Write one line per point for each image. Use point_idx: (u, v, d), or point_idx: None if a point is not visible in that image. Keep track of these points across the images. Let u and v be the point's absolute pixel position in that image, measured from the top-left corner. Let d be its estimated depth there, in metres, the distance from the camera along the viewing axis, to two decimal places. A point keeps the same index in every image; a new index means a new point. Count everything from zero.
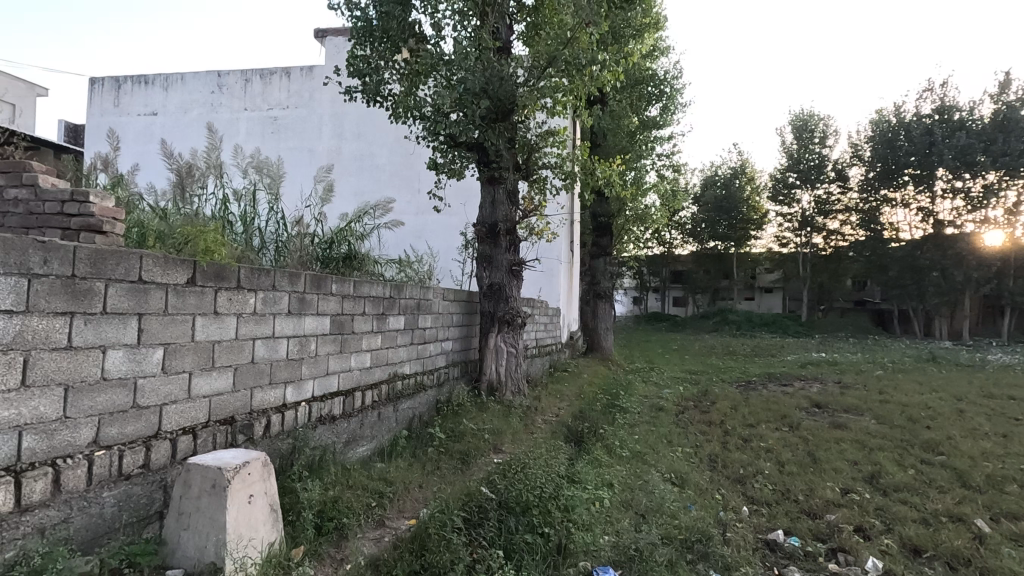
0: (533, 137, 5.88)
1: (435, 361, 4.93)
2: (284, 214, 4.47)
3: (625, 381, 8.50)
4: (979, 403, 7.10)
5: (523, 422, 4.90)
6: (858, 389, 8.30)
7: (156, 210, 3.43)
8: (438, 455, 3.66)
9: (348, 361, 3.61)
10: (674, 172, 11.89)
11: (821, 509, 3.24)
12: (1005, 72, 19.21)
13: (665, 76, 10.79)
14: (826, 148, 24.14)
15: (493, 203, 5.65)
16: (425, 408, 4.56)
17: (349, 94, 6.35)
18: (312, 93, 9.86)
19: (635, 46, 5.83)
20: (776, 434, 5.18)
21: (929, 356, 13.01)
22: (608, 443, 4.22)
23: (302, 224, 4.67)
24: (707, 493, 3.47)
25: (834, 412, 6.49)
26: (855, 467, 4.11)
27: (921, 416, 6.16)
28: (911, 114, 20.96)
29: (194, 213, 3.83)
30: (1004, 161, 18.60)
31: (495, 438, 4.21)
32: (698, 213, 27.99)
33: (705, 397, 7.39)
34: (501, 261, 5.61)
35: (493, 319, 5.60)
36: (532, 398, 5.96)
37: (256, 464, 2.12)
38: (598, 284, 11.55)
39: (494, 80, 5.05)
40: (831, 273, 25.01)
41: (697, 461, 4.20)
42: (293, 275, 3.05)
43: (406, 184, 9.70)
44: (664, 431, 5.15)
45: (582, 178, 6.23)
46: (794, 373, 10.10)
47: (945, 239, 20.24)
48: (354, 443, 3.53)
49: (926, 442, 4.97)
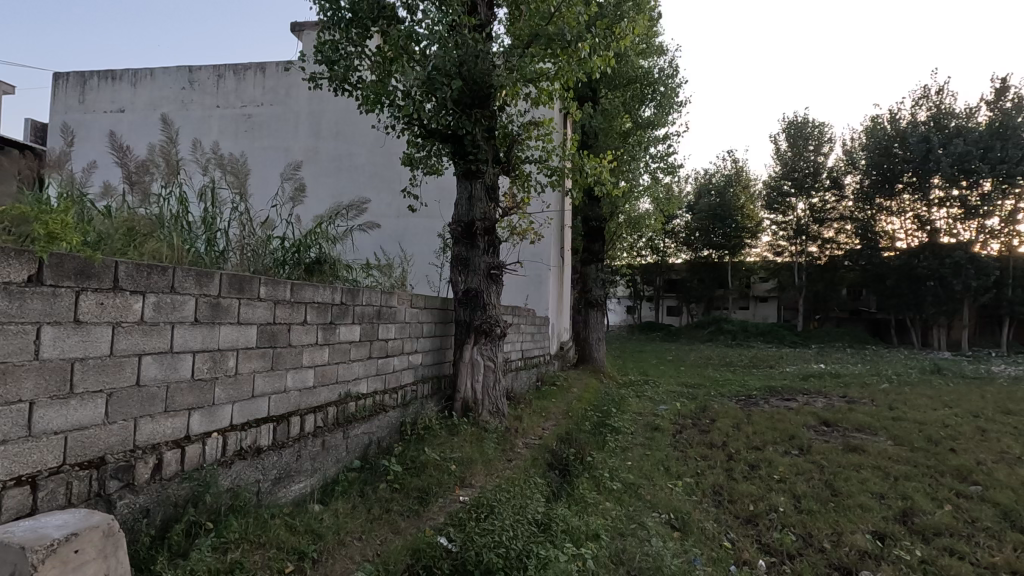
0: (515, 129, 5.43)
1: (401, 377, 4.32)
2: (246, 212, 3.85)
3: (618, 396, 7.85)
4: (998, 421, 6.58)
5: (498, 448, 4.31)
6: (868, 404, 7.71)
7: (84, 201, 2.84)
8: (390, 495, 3.06)
9: (282, 381, 3.00)
10: (669, 174, 11.39)
11: (856, 564, 2.71)
12: (1001, 78, 19.03)
13: (661, 74, 10.25)
14: (820, 156, 23.78)
15: (470, 199, 5.04)
16: (386, 432, 3.96)
17: (313, 80, 5.70)
18: (289, 89, 9.26)
19: (627, 28, 5.27)
20: (785, 458, 4.63)
21: (933, 367, 12.52)
22: (597, 474, 3.65)
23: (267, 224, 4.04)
24: (714, 540, 2.91)
25: (845, 431, 5.92)
26: (883, 503, 3.55)
27: (941, 436, 5.62)
28: (907, 121, 20.66)
29: (123, 208, 3.16)
30: (1003, 168, 18.29)
31: (463, 469, 3.62)
32: (692, 221, 27.58)
33: (703, 414, 6.83)
34: (478, 264, 5.02)
35: (469, 329, 4.97)
36: (513, 418, 5.36)
37: (92, 536, 1.50)
38: (590, 292, 10.92)
39: (470, 59, 4.49)
40: (828, 282, 24.52)
41: (700, 497, 3.58)
42: (201, 275, 2.44)
43: (385, 183, 9.15)
44: (660, 456, 4.55)
45: (570, 175, 5.70)
46: (795, 386, 9.54)
47: (943, 248, 19.87)
48: (287, 480, 2.93)
49: (955, 468, 4.42)
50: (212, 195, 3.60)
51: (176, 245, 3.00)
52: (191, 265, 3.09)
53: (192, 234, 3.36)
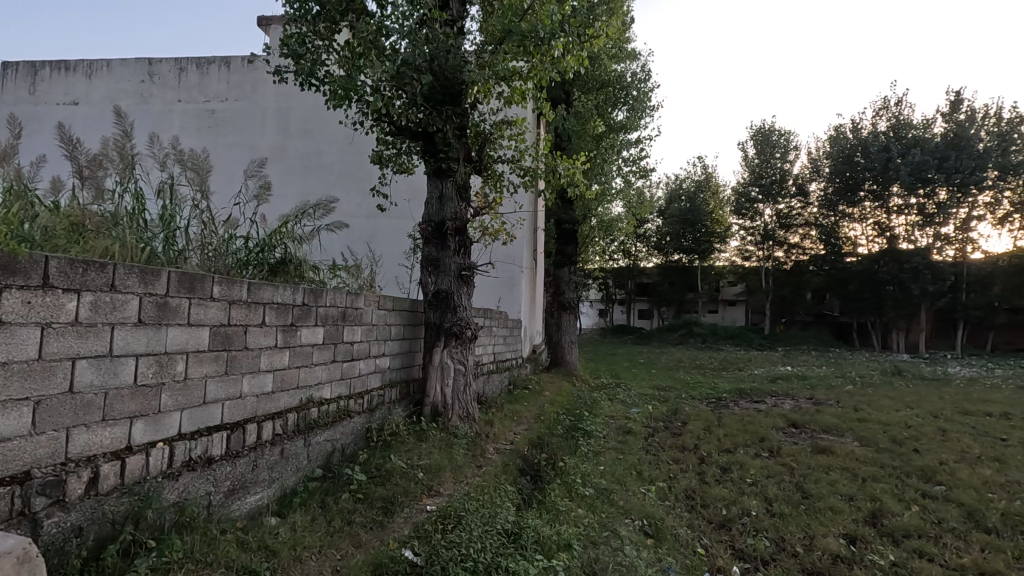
0: (487, 128, 5.36)
1: (367, 382, 4.16)
2: (207, 210, 3.60)
3: (591, 399, 7.80)
4: (957, 421, 6.76)
5: (468, 454, 4.20)
6: (833, 406, 7.85)
7: (27, 195, 2.61)
8: (353, 506, 2.92)
9: (237, 387, 2.82)
10: (641, 178, 11.46)
11: (828, 568, 2.70)
12: (956, 91, 19.80)
13: (633, 78, 10.31)
14: (786, 163, 24.35)
15: (440, 199, 4.91)
16: (350, 439, 3.80)
17: (278, 73, 5.46)
18: (255, 85, 8.97)
19: (600, 28, 5.24)
20: (756, 461, 4.62)
21: (894, 369, 12.89)
22: (570, 479, 3.57)
23: (231, 223, 3.83)
24: (688, 547, 2.86)
25: (813, 433, 5.98)
26: (852, 505, 3.56)
27: (905, 437, 5.72)
28: (868, 130, 21.33)
29: (71, 202, 2.93)
30: (957, 178, 19.00)
31: (431, 477, 3.50)
32: (663, 225, 27.93)
33: (674, 417, 6.83)
34: (449, 265, 4.89)
35: (438, 332, 4.83)
36: (484, 423, 5.24)
37: (5, 562, 1.34)
38: (563, 295, 10.87)
39: (441, 54, 4.37)
40: (794, 286, 25.10)
41: (672, 502, 3.54)
42: (146, 273, 2.25)
43: (355, 182, 8.94)
44: (633, 460, 4.50)
45: (542, 176, 5.62)
46: (764, 388, 9.67)
47: (902, 254, 20.56)
48: (242, 492, 2.76)
49: (919, 468, 4.49)
50: (172, 191, 3.39)
51: (132, 243, 2.79)
52: (148, 265, 2.88)
53: (148, 232, 3.10)
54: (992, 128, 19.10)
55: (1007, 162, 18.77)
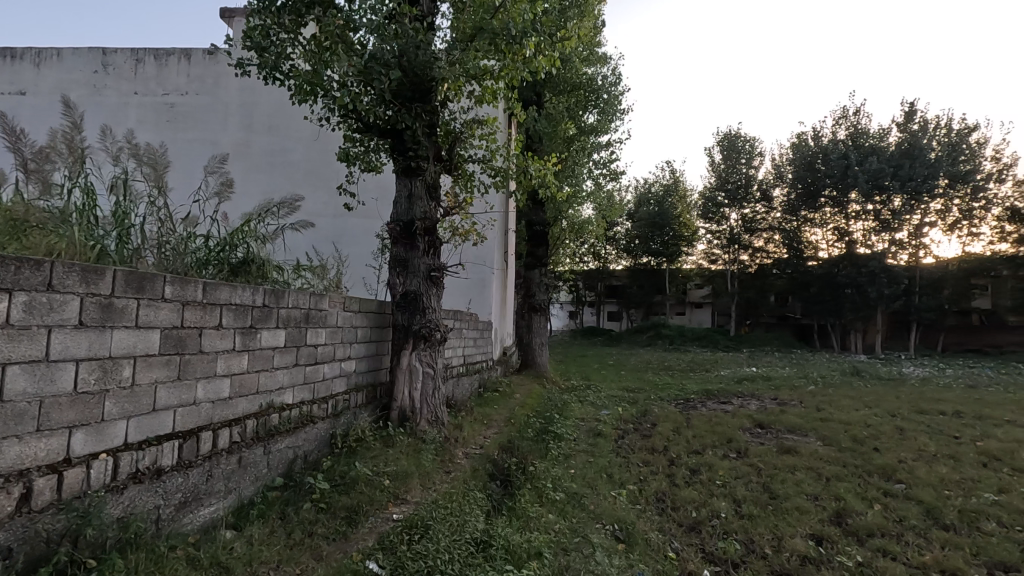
0: (458, 127, 5.30)
1: (332, 386, 4.02)
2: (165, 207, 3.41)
3: (561, 401, 7.78)
4: (913, 420, 6.98)
5: (436, 459, 4.10)
6: (797, 406, 8.01)
7: None
8: (314, 516, 2.80)
9: (191, 393, 2.66)
10: (612, 180, 11.54)
11: (796, 569, 2.71)
12: (910, 102, 20.61)
13: (604, 81, 10.38)
14: (751, 169, 24.92)
15: (410, 198, 4.80)
16: (313, 446, 3.66)
17: (241, 66, 5.24)
18: (217, 79, 8.67)
19: (572, 29, 5.24)
20: (724, 462, 4.66)
21: (853, 369, 13.32)
22: (540, 484, 3.51)
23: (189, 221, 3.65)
24: (659, 551, 2.83)
25: (778, 433, 6.09)
26: (818, 505, 3.60)
27: (865, 436, 5.87)
28: (828, 138, 22.00)
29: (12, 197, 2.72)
30: (911, 185, 19.76)
31: (397, 484, 3.40)
32: (632, 228, 28.25)
33: (644, 418, 6.86)
34: (418, 266, 4.78)
35: (407, 334, 4.72)
36: (453, 427, 5.15)
37: None
38: (533, 297, 10.83)
39: (410, 50, 4.26)
40: (758, 289, 25.71)
41: (643, 505, 3.52)
42: (88, 271, 2.09)
43: (321, 181, 8.72)
44: (603, 463, 4.47)
45: (513, 177, 5.57)
46: (730, 389, 9.82)
47: (860, 258, 21.28)
48: (195, 504, 2.60)
49: (880, 467, 4.59)
50: (125, 186, 3.20)
51: (80, 241, 2.61)
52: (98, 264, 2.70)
53: (99, 229, 2.92)
54: (943, 139, 19.95)
55: (957, 172, 19.64)
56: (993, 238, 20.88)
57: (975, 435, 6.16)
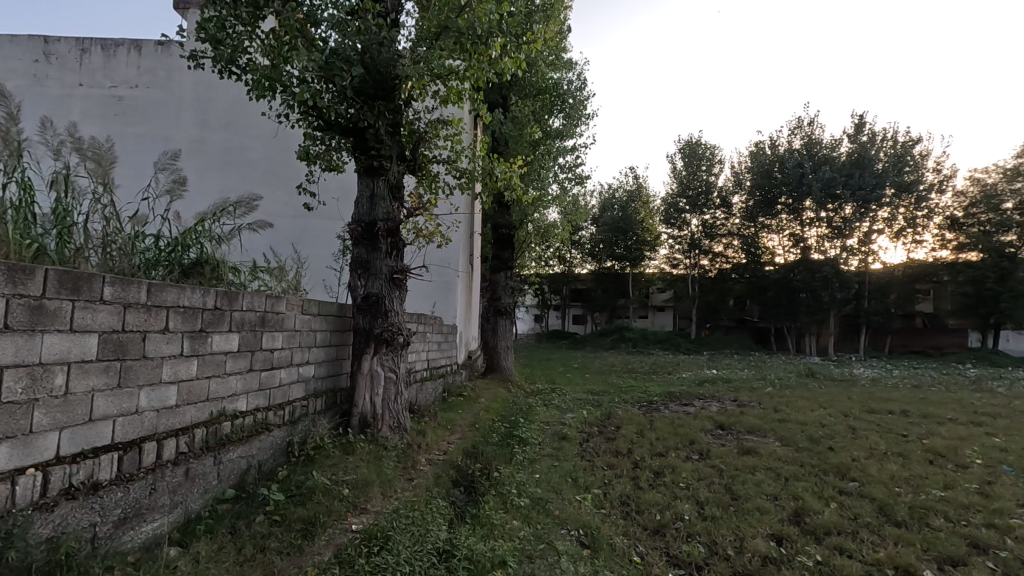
0: (423, 127, 5.23)
1: (289, 392, 3.87)
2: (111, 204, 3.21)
3: (526, 405, 7.74)
4: (864, 420, 7.24)
5: (398, 466, 4.00)
6: (755, 407, 8.21)
7: None
8: (267, 530, 2.68)
9: (134, 401, 2.50)
10: (577, 184, 11.61)
11: (758, 569, 2.74)
12: (859, 115, 21.52)
13: (570, 86, 10.45)
14: (711, 176, 25.55)
15: (372, 198, 4.69)
16: (269, 455, 3.50)
17: (194, 58, 5.00)
18: (170, 72, 8.31)
19: (538, 33, 5.24)
20: (687, 464, 4.70)
21: (807, 371, 13.78)
22: (505, 490, 3.46)
23: (138, 219, 3.45)
24: (623, 555, 2.82)
25: (738, 434, 6.21)
26: (777, 505, 3.66)
27: (820, 436, 6.04)
28: (784, 147, 22.76)
29: None
30: (861, 194, 20.61)
31: (357, 493, 3.29)
32: (597, 233, 28.55)
33: (608, 421, 6.89)
34: (380, 268, 4.66)
35: (368, 338, 4.59)
36: (415, 433, 5.04)
37: None
38: (499, 300, 10.77)
39: (373, 46, 4.17)
40: (718, 293, 26.36)
41: (608, 510, 3.50)
42: (15, 271, 1.93)
43: (281, 180, 8.46)
44: (568, 467, 4.45)
45: (479, 179, 5.52)
46: (692, 391, 9.99)
47: (814, 264, 22.07)
48: (136, 520, 2.44)
49: (836, 466, 4.72)
50: (67, 180, 2.99)
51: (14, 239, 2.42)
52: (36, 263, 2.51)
53: (37, 227, 2.72)
54: (890, 150, 20.92)
55: (902, 182, 20.61)
56: (936, 245, 22.00)
57: (922, 433, 6.42)
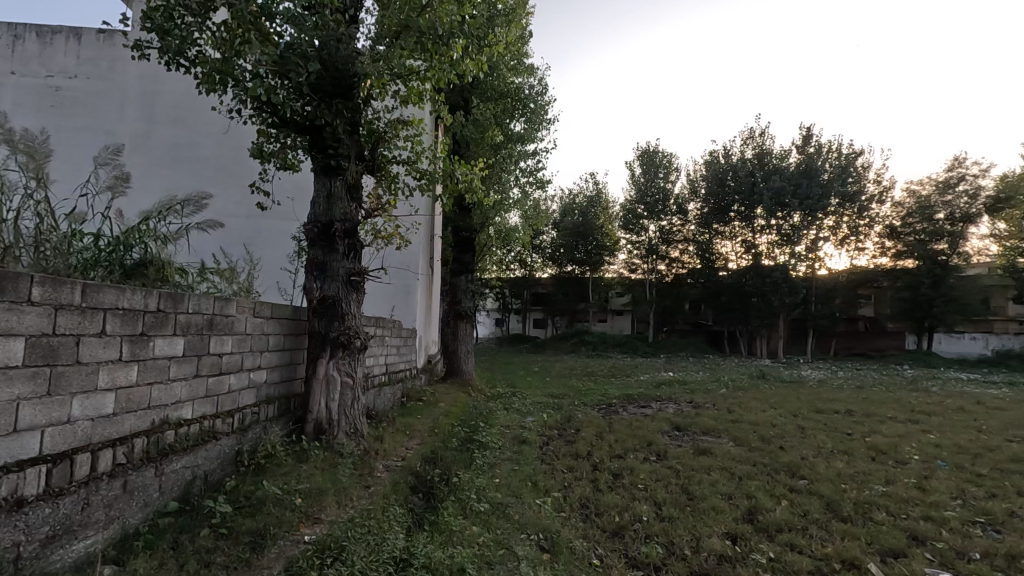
0: (382, 126, 5.13)
1: (238, 398, 3.71)
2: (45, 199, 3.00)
3: (486, 409, 7.69)
4: (812, 419, 7.53)
5: (354, 474, 3.90)
6: (710, 409, 8.42)
7: None
8: (213, 544, 2.55)
9: (65, 410, 2.33)
10: (538, 188, 11.66)
11: (714, 568, 2.78)
12: (807, 127, 22.51)
13: (531, 91, 10.50)
14: (669, 183, 26.18)
15: (329, 198, 4.57)
16: (216, 465, 3.34)
17: (139, 48, 4.74)
18: (113, 63, 7.87)
19: (499, 36, 5.23)
20: (645, 465, 4.77)
21: (759, 373, 14.25)
22: (464, 495, 3.41)
23: (76, 216, 3.24)
24: (583, 558, 2.81)
25: (694, 435, 6.34)
26: (731, 503, 3.75)
27: (771, 435, 6.25)
28: (737, 157, 23.56)
29: None
30: (808, 203, 21.53)
31: (310, 503, 3.18)
32: (557, 237, 28.82)
33: (568, 424, 6.91)
34: (337, 270, 4.54)
35: (324, 342, 4.45)
36: (372, 439, 4.93)
37: None
38: (459, 304, 10.69)
39: (331, 42, 4.06)
40: (674, 297, 26.99)
41: (568, 513, 3.50)
42: None
43: (233, 178, 8.16)
44: (528, 471, 4.43)
45: (440, 181, 5.46)
46: (650, 393, 10.16)
47: (765, 269, 22.89)
48: (66, 538, 2.28)
49: (786, 464, 4.87)
50: None
51: None
52: None
53: None
54: (834, 161, 21.94)
55: (846, 192, 21.67)
56: (876, 253, 23.20)
57: (864, 431, 6.73)
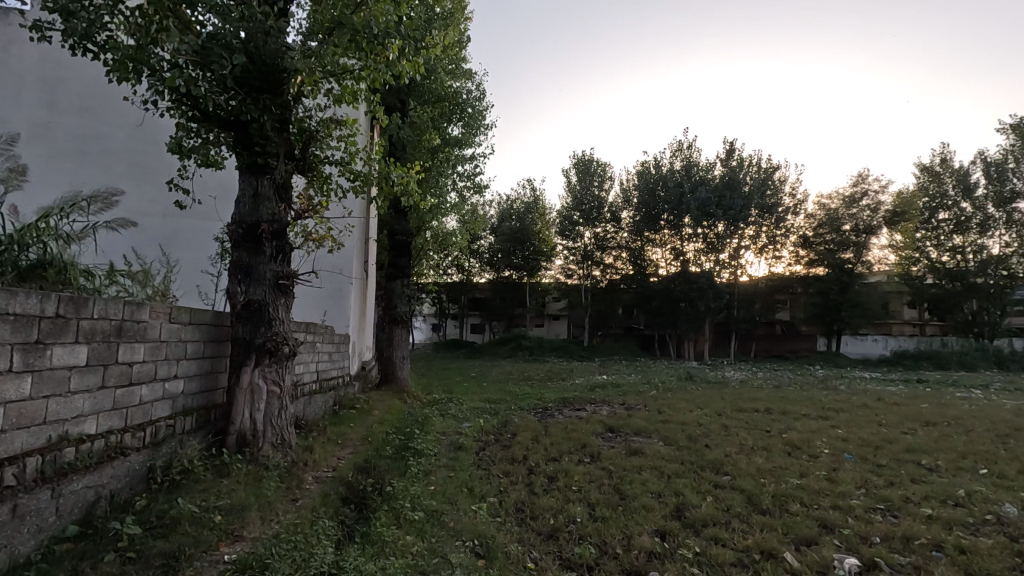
0: (314, 125, 4.96)
1: (151, 410, 3.44)
2: None
3: (422, 416, 7.57)
4: (735, 418, 7.96)
5: (280, 487, 3.72)
6: (641, 410, 8.69)
7: None
8: (120, 570, 2.36)
9: None
10: (476, 193, 11.65)
11: (644, 566, 2.86)
12: (730, 142, 23.85)
13: (469, 96, 10.49)
14: (603, 191, 26.94)
15: (255, 198, 4.35)
16: (124, 484, 3.09)
17: (39, 29, 4.32)
18: (6, 43, 7.04)
19: (437, 38, 5.19)
20: (579, 467, 4.85)
21: (686, 375, 14.89)
22: (398, 505, 3.33)
23: None
24: (518, 562, 2.82)
25: (626, 436, 6.53)
26: (660, 501, 3.88)
27: (698, 434, 6.53)
28: (667, 168, 24.61)
29: None
30: (731, 213, 22.80)
31: (231, 519, 3.01)
32: (495, 242, 28.99)
33: (505, 429, 6.92)
34: (264, 273, 4.33)
35: (248, 349, 4.22)
36: (301, 450, 4.72)
37: None
38: (395, 309, 10.47)
39: (258, 35, 3.88)
40: (608, 302, 27.73)
41: (503, 518, 3.49)
42: None
43: (148, 174, 7.64)
44: (464, 477, 4.39)
45: (375, 183, 5.34)
46: (584, 396, 10.36)
47: (692, 276, 23.99)
48: None
49: (711, 461, 5.11)
50: None
51: None
52: None
53: None
54: (755, 174, 23.35)
55: (764, 204, 23.11)
56: (791, 261, 24.85)
57: (781, 427, 7.17)
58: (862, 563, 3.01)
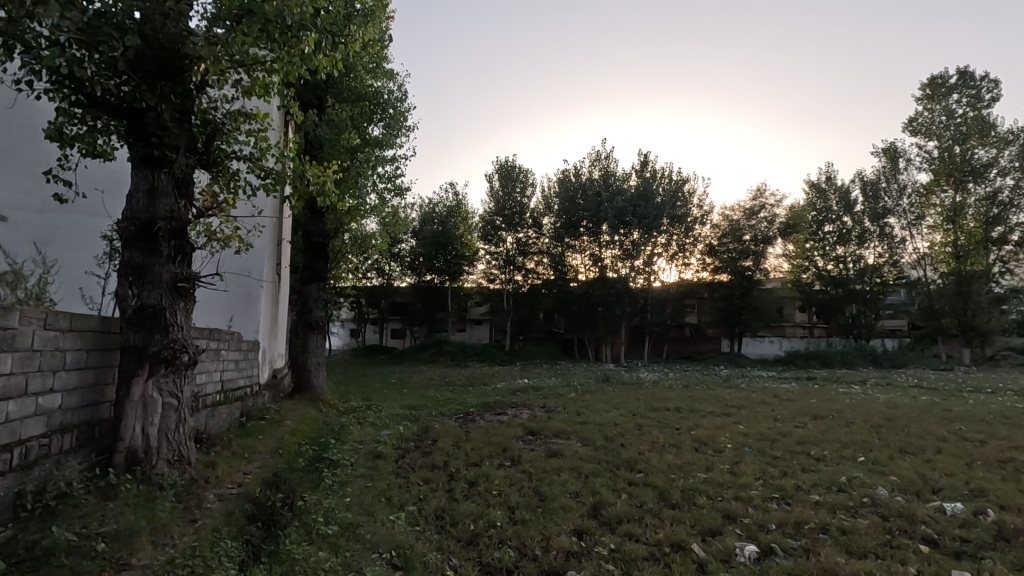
0: (220, 118, 4.65)
1: (21, 428, 3.05)
2: None
3: (338, 425, 7.28)
4: (648, 417, 8.30)
5: (177, 507, 3.43)
6: (561, 412, 8.87)
7: None
8: None
9: None
10: (396, 195, 11.41)
11: (562, 566, 2.90)
12: (644, 154, 25.04)
13: (390, 96, 10.28)
14: (525, 197, 27.36)
15: (151, 193, 4.00)
16: None
17: None
18: None
19: (355, 34, 5.04)
20: (500, 471, 4.86)
21: (604, 377, 15.37)
22: (311, 519, 3.17)
23: None
24: (436, 570, 2.77)
25: (546, 439, 6.63)
26: (578, 501, 3.97)
27: (614, 434, 6.76)
28: (586, 177, 25.42)
29: None
30: (645, 222, 23.92)
31: (119, 546, 2.73)
32: (416, 246, 28.63)
33: (425, 435, 6.80)
34: (160, 274, 3.98)
35: (141, 358, 3.86)
36: (202, 466, 4.38)
37: None
38: (309, 314, 10.01)
39: (155, 16, 3.58)
40: (530, 306, 28.11)
41: (422, 526, 3.42)
42: None
43: (20, 162, 6.54)
44: (382, 486, 4.26)
45: (288, 181, 5.08)
46: (506, 400, 10.42)
47: (609, 281, 24.88)
48: None
49: (626, 459, 5.31)
50: None
51: None
52: None
53: None
54: (666, 186, 24.65)
55: (675, 214, 24.45)
56: (699, 268, 26.46)
57: (689, 425, 7.59)
58: (760, 549, 3.24)
